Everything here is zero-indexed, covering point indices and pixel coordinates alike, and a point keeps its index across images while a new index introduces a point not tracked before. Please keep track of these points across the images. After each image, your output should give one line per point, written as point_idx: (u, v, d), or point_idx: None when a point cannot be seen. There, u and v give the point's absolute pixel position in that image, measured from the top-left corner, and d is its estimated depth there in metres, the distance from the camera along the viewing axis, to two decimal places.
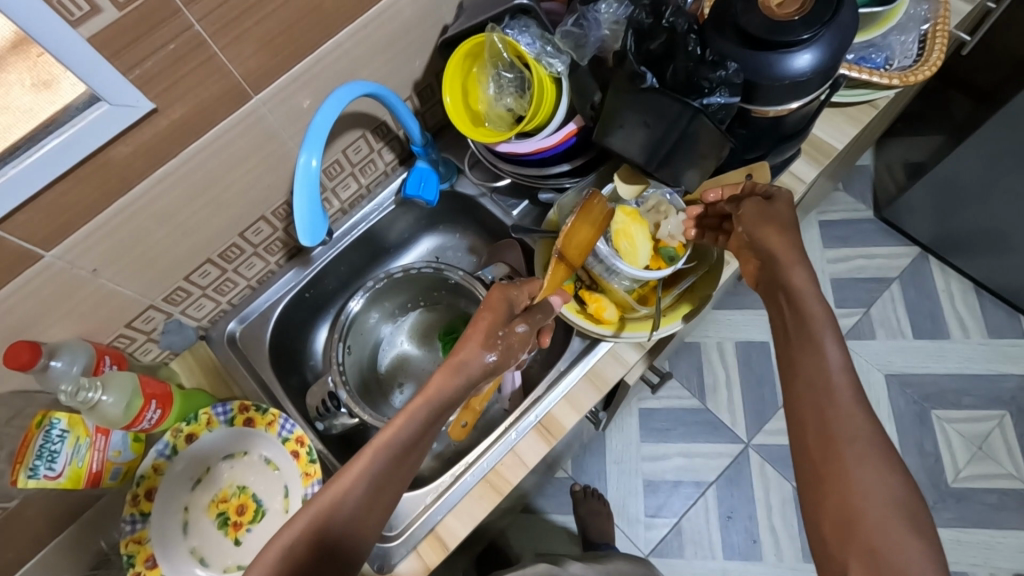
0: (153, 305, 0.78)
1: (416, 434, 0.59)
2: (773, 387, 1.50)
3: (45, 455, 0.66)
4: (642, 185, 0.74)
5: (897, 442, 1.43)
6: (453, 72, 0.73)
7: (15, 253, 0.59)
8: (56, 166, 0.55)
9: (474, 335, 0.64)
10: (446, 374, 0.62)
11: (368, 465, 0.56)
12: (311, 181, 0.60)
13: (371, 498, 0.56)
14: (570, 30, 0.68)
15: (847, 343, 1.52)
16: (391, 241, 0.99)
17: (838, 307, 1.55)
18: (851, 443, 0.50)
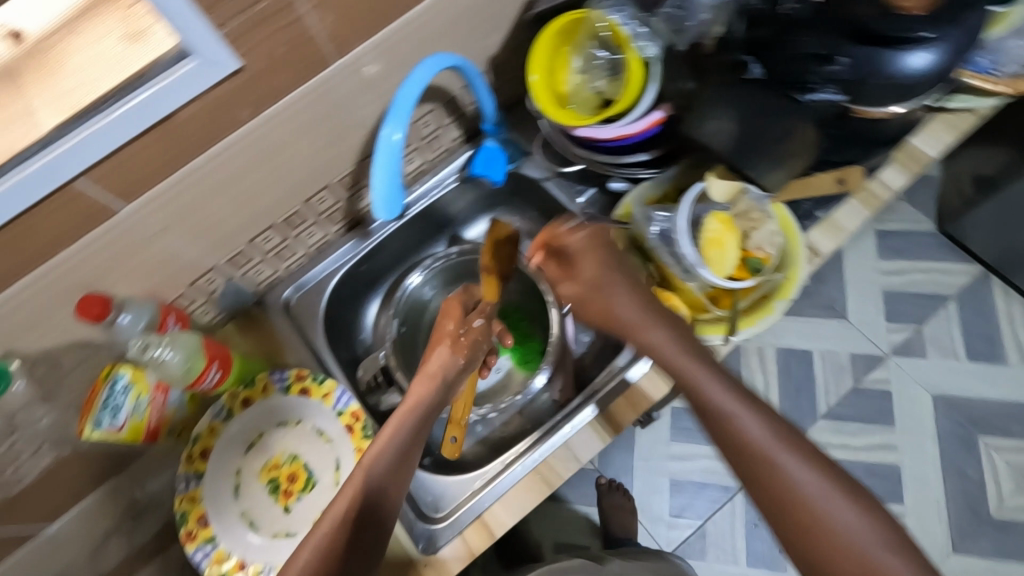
0: (216, 267, 0.78)
1: (418, 418, 0.67)
2: (812, 397, 1.45)
3: (109, 407, 0.66)
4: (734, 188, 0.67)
5: (938, 464, 1.38)
6: (546, 46, 0.71)
7: (94, 205, 0.58)
8: (141, 120, 0.54)
9: (450, 337, 0.75)
10: (426, 382, 0.70)
11: (377, 458, 0.62)
12: (392, 153, 0.60)
13: (382, 486, 0.61)
14: (669, 13, 0.66)
15: (895, 359, 1.46)
16: (448, 219, 0.97)
17: (888, 321, 1.49)
18: (834, 520, 0.49)
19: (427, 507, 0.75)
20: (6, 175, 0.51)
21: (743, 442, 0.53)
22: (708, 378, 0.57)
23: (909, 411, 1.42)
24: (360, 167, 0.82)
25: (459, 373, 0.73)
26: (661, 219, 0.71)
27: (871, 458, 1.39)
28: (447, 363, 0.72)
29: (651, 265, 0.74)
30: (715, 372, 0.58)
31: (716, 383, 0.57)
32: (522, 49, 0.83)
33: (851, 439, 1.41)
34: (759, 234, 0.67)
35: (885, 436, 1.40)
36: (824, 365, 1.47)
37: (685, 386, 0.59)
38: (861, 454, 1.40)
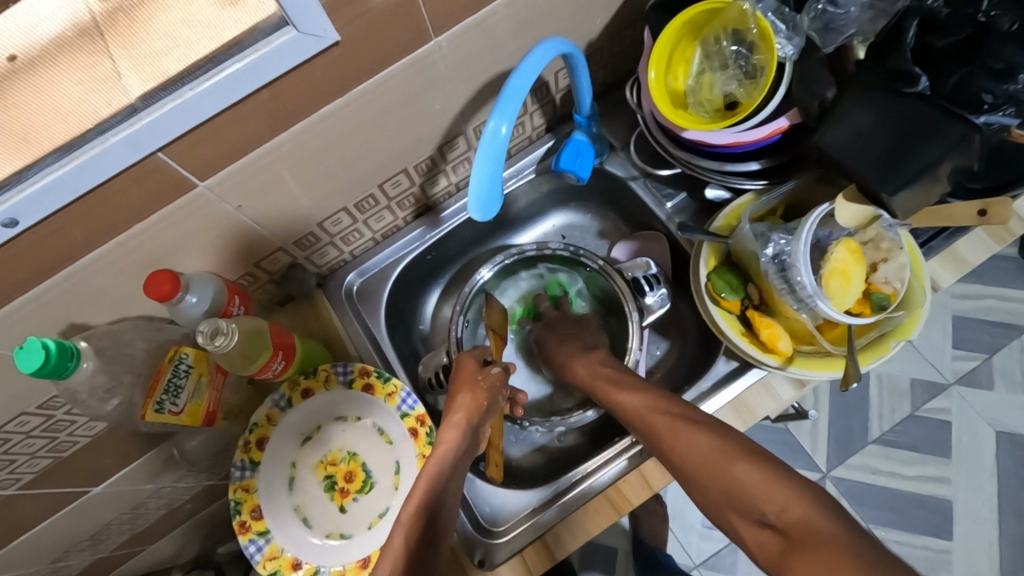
0: (283, 247, 0.74)
1: (456, 463, 0.62)
2: (863, 420, 1.37)
3: (170, 389, 0.63)
4: (863, 213, 0.60)
5: (996, 503, 1.30)
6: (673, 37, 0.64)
7: (173, 179, 0.54)
8: (232, 92, 0.50)
9: (470, 385, 0.69)
10: (469, 411, 0.66)
11: (426, 494, 0.59)
12: (496, 149, 0.54)
13: (428, 536, 0.57)
14: (822, 10, 0.59)
15: (957, 389, 1.37)
16: (517, 211, 0.91)
17: (954, 348, 1.39)
18: (759, 503, 0.53)
19: (485, 519, 0.71)
20: (88, 144, 0.48)
21: (732, 484, 0.56)
22: (684, 432, 0.61)
23: (968, 444, 1.34)
24: (439, 152, 0.77)
25: (485, 417, 0.67)
26: (782, 241, 0.63)
27: (923, 490, 1.32)
28: (475, 406, 0.67)
29: (752, 286, 0.68)
30: (688, 420, 0.61)
31: (698, 433, 0.60)
32: (625, 34, 0.76)
33: (905, 469, 1.33)
34: (887, 267, 0.61)
35: (941, 468, 1.33)
36: (881, 388, 1.39)
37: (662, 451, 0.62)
38: (914, 485, 1.32)
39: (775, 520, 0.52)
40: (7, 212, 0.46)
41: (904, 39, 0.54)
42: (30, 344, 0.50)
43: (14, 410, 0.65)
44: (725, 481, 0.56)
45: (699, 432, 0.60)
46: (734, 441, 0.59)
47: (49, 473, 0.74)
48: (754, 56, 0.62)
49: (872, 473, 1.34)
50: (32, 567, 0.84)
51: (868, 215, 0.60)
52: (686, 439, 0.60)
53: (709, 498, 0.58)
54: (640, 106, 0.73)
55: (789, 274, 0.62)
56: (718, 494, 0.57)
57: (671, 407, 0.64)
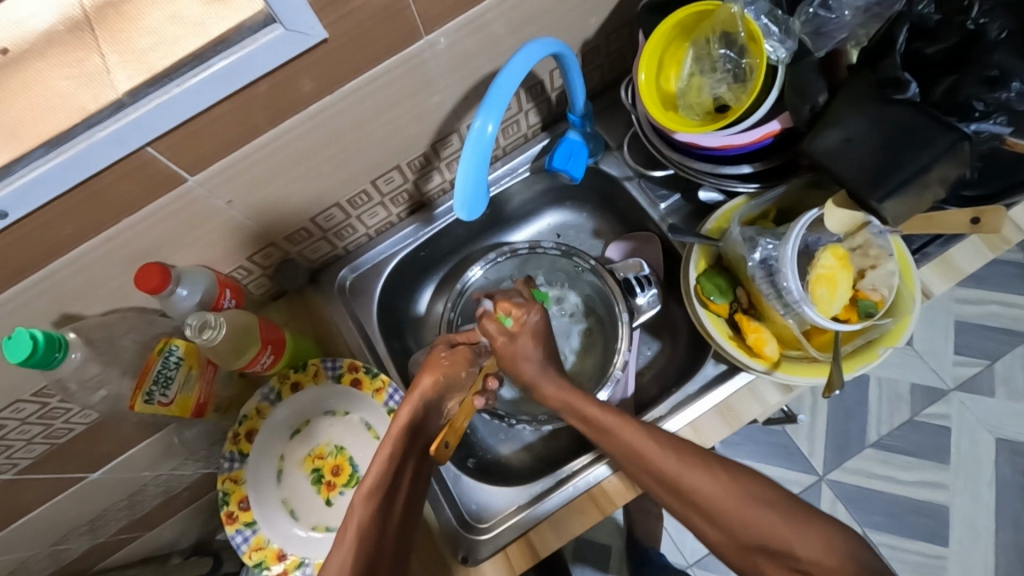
0: (276, 242, 0.74)
1: (407, 442, 0.63)
2: (863, 425, 1.36)
3: (160, 380, 0.64)
4: (852, 218, 0.59)
5: (993, 510, 1.29)
6: (660, 40, 0.63)
7: (161, 174, 0.55)
8: (218, 89, 0.50)
9: (433, 363, 0.68)
10: (434, 375, 0.67)
11: (384, 467, 0.60)
12: (482, 149, 0.54)
13: (386, 508, 0.59)
14: (814, 13, 0.59)
15: (957, 394, 1.36)
16: (513, 209, 0.91)
17: (955, 354, 1.38)
18: (794, 551, 0.54)
19: (470, 515, 0.72)
20: (75, 138, 0.48)
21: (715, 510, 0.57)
22: (688, 471, 0.59)
23: (967, 451, 1.33)
24: (433, 149, 0.77)
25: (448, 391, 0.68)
26: (770, 246, 0.63)
27: (919, 496, 1.31)
28: (433, 384, 0.66)
29: (740, 290, 0.67)
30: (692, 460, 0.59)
31: (702, 480, 0.58)
32: (621, 33, 0.75)
33: (902, 474, 1.33)
34: (875, 273, 0.60)
35: (938, 475, 1.32)
36: (880, 392, 1.38)
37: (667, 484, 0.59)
38: (910, 491, 1.32)
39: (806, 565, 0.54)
40: None
41: (895, 45, 0.54)
42: (18, 334, 0.51)
43: (8, 398, 0.66)
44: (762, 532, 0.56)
45: (706, 480, 0.58)
46: (744, 489, 0.58)
47: (45, 460, 0.75)
48: (744, 58, 0.62)
49: (869, 478, 1.33)
50: (31, 551, 0.86)
51: (857, 221, 0.60)
52: (696, 487, 0.58)
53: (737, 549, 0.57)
54: (633, 107, 0.73)
55: (776, 279, 0.62)
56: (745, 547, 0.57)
57: (683, 446, 0.60)
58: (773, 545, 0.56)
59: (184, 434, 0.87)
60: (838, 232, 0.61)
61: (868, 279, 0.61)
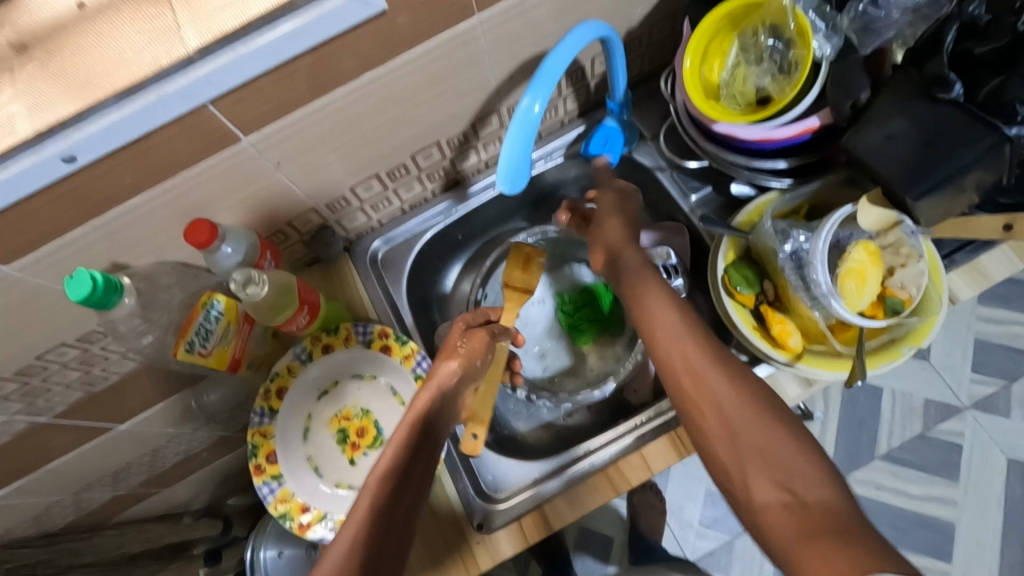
0: (315, 209, 0.77)
1: (428, 425, 0.65)
2: (873, 435, 1.37)
3: (202, 332, 0.66)
4: (885, 217, 0.60)
5: (1000, 530, 1.29)
6: (706, 31, 0.64)
7: (218, 131, 0.57)
8: (281, 52, 0.52)
9: (462, 352, 0.70)
10: (454, 364, 0.68)
11: (400, 449, 0.61)
12: (529, 127, 0.56)
13: (398, 494, 0.58)
14: (863, 10, 0.60)
15: (972, 412, 1.36)
16: (543, 193, 0.93)
17: (972, 371, 1.38)
18: (791, 472, 0.51)
19: (487, 486, 0.75)
20: (145, 91, 0.50)
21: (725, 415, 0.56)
22: (712, 373, 0.58)
23: (978, 469, 1.33)
24: (473, 128, 0.79)
25: (463, 384, 0.69)
26: (801, 239, 0.64)
27: (926, 510, 1.31)
28: (451, 375, 0.67)
29: (768, 282, 0.69)
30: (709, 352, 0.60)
31: (722, 385, 0.57)
32: (664, 25, 0.77)
33: (909, 486, 1.33)
34: (904, 272, 0.61)
35: (946, 490, 1.32)
36: (893, 404, 1.38)
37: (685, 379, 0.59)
38: (916, 504, 1.32)
39: (799, 493, 0.50)
40: (66, 148, 0.49)
41: (943, 45, 0.55)
42: (80, 274, 0.54)
43: (54, 341, 0.69)
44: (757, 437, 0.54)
45: (721, 378, 0.58)
46: (760, 397, 0.57)
47: (81, 406, 0.79)
48: (790, 51, 0.63)
49: (876, 488, 1.34)
50: (56, 496, 0.89)
51: (888, 220, 0.60)
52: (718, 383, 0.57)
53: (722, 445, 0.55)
54: (673, 98, 0.74)
55: (805, 272, 0.63)
56: (737, 445, 0.54)
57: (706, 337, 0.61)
58: (775, 459, 0.52)
59: (204, 399, 0.91)
60: (871, 230, 0.62)
61: (896, 277, 0.61)
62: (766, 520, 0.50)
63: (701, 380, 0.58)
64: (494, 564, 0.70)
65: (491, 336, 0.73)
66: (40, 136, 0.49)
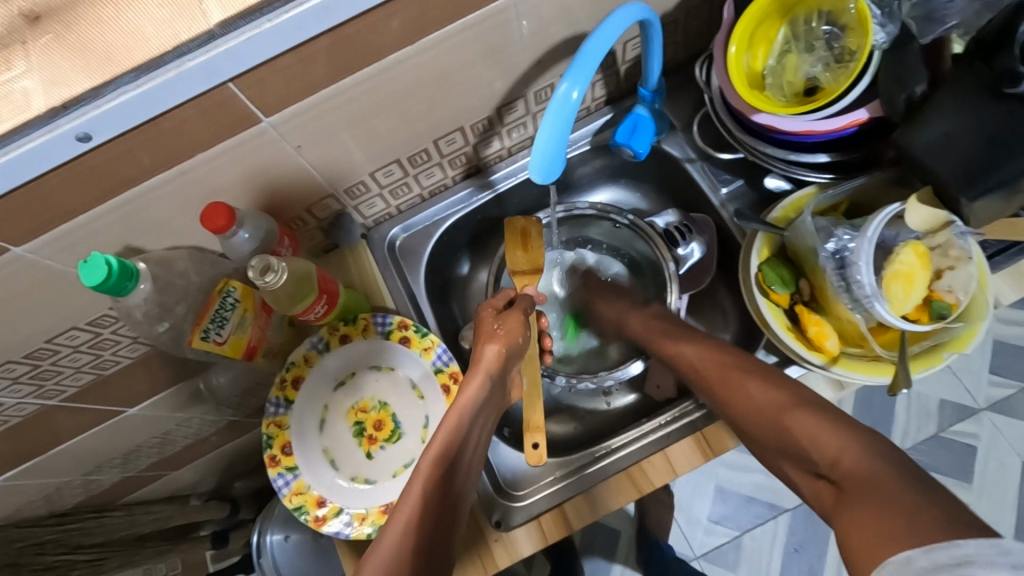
0: (333, 194, 0.74)
1: (481, 407, 0.64)
2: (888, 435, 1.35)
3: (217, 320, 0.64)
4: (938, 217, 0.57)
5: (1013, 534, 1.27)
6: (752, 16, 0.61)
7: (238, 111, 0.54)
8: (307, 29, 0.49)
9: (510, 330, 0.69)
10: (501, 349, 0.67)
11: (453, 431, 0.62)
12: (567, 114, 0.53)
13: (449, 480, 0.59)
14: None
15: (989, 415, 1.33)
16: (566, 183, 0.90)
17: (991, 373, 1.35)
18: (812, 453, 0.54)
19: (506, 482, 0.73)
20: (164, 67, 0.47)
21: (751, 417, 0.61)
22: (743, 379, 0.63)
23: (993, 473, 1.31)
24: (498, 113, 0.76)
25: (510, 366, 0.68)
26: (846, 238, 0.61)
27: None
28: (501, 356, 0.67)
29: (804, 282, 0.66)
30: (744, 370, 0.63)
31: (753, 383, 0.62)
32: (702, 9, 0.73)
33: None
34: (953, 276, 0.59)
35: (960, 493, 1.30)
36: (910, 404, 1.36)
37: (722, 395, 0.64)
38: None
39: (839, 470, 0.51)
40: (81, 126, 0.47)
41: (1016, 35, 0.49)
42: (94, 259, 0.52)
43: (66, 324, 0.67)
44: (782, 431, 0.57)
45: (757, 383, 0.62)
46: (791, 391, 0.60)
47: (91, 389, 0.77)
48: (846, 39, 0.60)
49: None
50: (65, 478, 0.88)
51: (939, 220, 0.58)
52: (746, 386, 0.62)
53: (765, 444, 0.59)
54: (709, 86, 0.71)
55: (847, 272, 0.60)
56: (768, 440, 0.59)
57: (740, 361, 0.65)
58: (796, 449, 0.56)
59: (214, 380, 0.88)
60: (920, 232, 0.59)
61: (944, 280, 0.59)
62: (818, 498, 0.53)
63: (737, 387, 0.63)
64: (512, 562, 0.68)
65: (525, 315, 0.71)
66: (55, 112, 0.46)
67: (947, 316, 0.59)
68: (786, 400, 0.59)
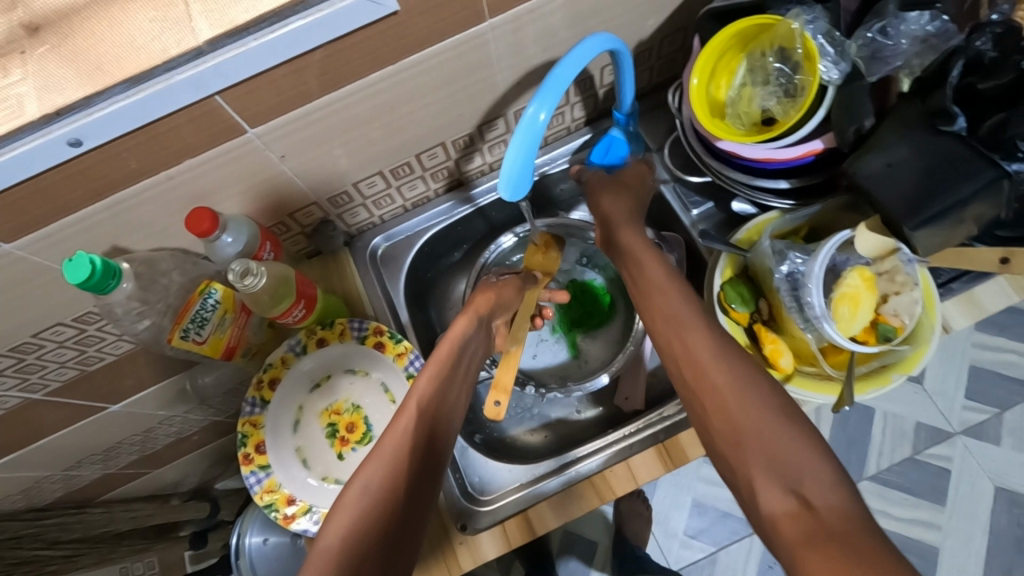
0: (317, 202, 0.77)
1: (443, 377, 0.66)
2: (862, 455, 1.37)
3: (197, 319, 0.66)
4: (886, 243, 0.60)
5: (983, 557, 1.29)
6: (712, 52, 0.65)
7: (224, 121, 0.57)
8: (291, 47, 0.53)
9: (455, 336, 0.70)
10: (466, 323, 0.72)
11: (417, 403, 0.63)
12: (533, 135, 0.56)
13: (415, 453, 0.59)
14: (871, 38, 0.61)
15: (963, 438, 1.36)
16: (547, 199, 0.93)
17: (966, 398, 1.38)
18: (799, 477, 0.51)
19: (473, 487, 0.76)
20: (154, 79, 0.50)
21: (726, 409, 0.57)
22: (719, 373, 0.60)
23: (965, 495, 1.33)
24: (479, 130, 0.79)
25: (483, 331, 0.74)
26: (798, 260, 0.65)
27: (911, 532, 1.32)
28: (447, 361, 0.67)
29: (763, 301, 0.69)
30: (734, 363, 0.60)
31: (730, 380, 0.59)
32: (675, 38, 0.76)
33: (895, 508, 1.34)
34: (898, 300, 0.62)
35: (932, 514, 1.32)
36: (885, 425, 1.38)
37: (696, 375, 0.61)
38: (901, 526, 1.32)
39: (808, 499, 0.50)
40: (72, 132, 0.50)
41: (949, 79, 0.56)
42: (79, 258, 0.55)
43: (51, 320, 0.69)
44: (762, 438, 0.55)
45: (732, 376, 0.59)
46: (772, 403, 0.57)
47: (75, 384, 0.79)
48: (797, 75, 0.64)
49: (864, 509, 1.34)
50: (47, 472, 0.90)
51: (885, 246, 0.60)
52: (722, 385, 0.59)
53: (736, 449, 0.56)
54: (679, 112, 0.74)
55: (799, 293, 0.63)
56: (745, 450, 0.55)
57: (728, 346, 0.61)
58: (778, 459, 0.53)
59: (201, 379, 0.90)
60: (867, 257, 0.62)
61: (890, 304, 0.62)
62: (778, 531, 0.50)
63: (708, 370, 0.60)
64: (475, 565, 0.70)
65: (521, 284, 0.79)
66: (47, 119, 0.49)
67: (892, 338, 0.61)
68: (770, 411, 0.56)
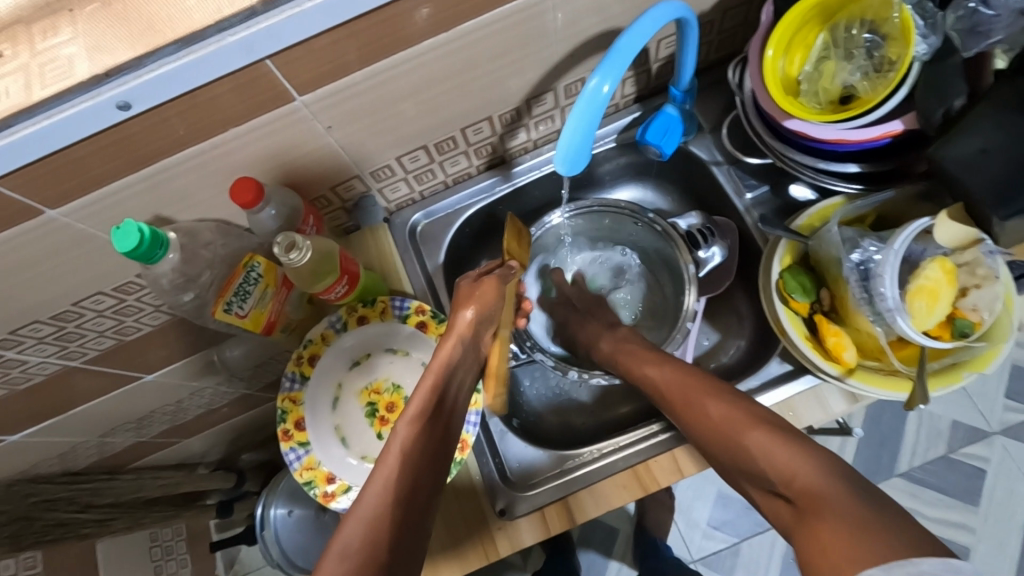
0: (358, 176, 0.75)
1: (451, 372, 0.63)
2: (896, 452, 1.33)
3: (240, 293, 0.65)
4: (968, 233, 0.57)
5: (1018, 560, 1.25)
6: (789, 22, 0.61)
7: (272, 88, 0.55)
8: (345, 9, 0.50)
9: (439, 364, 0.62)
10: (476, 304, 0.66)
11: (426, 399, 0.61)
12: (595, 108, 0.53)
13: (424, 453, 0.58)
14: (973, 9, 0.55)
15: (1001, 439, 1.31)
16: (589, 180, 0.90)
17: (1006, 398, 1.33)
18: (772, 467, 0.54)
19: (512, 473, 0.74)
20: (206, 41, 0.48)
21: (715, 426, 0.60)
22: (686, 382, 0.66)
23: (1001, 497, 1.29)
24: (527, 105, 0.76)
25: (487, 326, 0.67)
26: (871, 250, 0.61)
27: (942, 533, 1.28)
28: (430, 400, 0.60)
29: (824, 291, 0.66)
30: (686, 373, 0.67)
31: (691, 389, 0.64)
32: (739, 11, 0.72)
33: (928, 508, 1.30)
34: (978, 294, 0.58)
35: (965, 515, 1.29)
36: (920, 422, 1.34)
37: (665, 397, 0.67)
38: (934, 527, 1.29)
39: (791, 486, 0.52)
40: (121, 95, 0.48)
41: None
42: (127, 226, 0.54)
43: (91, 289, 0.68)
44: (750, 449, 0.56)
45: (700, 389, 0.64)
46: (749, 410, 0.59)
47: (112, 353, 0.79)
48: (886, 48, 0.60)
49: None
50: (81, 438, 0.90)
51: (967, 237, 0.57)
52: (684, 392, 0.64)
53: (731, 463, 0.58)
54: (741, 87, 0.70)
55: (870, 284, 0.60)
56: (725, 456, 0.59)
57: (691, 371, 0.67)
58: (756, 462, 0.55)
59: (226, 353, 0.89)
60: (947, 247, 0.59)
61: (967, 298, 0.59)
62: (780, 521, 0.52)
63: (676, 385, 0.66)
64: (513, 550, 0.69)
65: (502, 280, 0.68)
66: (97, 80, 0.47)
67: (968, 334, 0.58)
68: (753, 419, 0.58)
